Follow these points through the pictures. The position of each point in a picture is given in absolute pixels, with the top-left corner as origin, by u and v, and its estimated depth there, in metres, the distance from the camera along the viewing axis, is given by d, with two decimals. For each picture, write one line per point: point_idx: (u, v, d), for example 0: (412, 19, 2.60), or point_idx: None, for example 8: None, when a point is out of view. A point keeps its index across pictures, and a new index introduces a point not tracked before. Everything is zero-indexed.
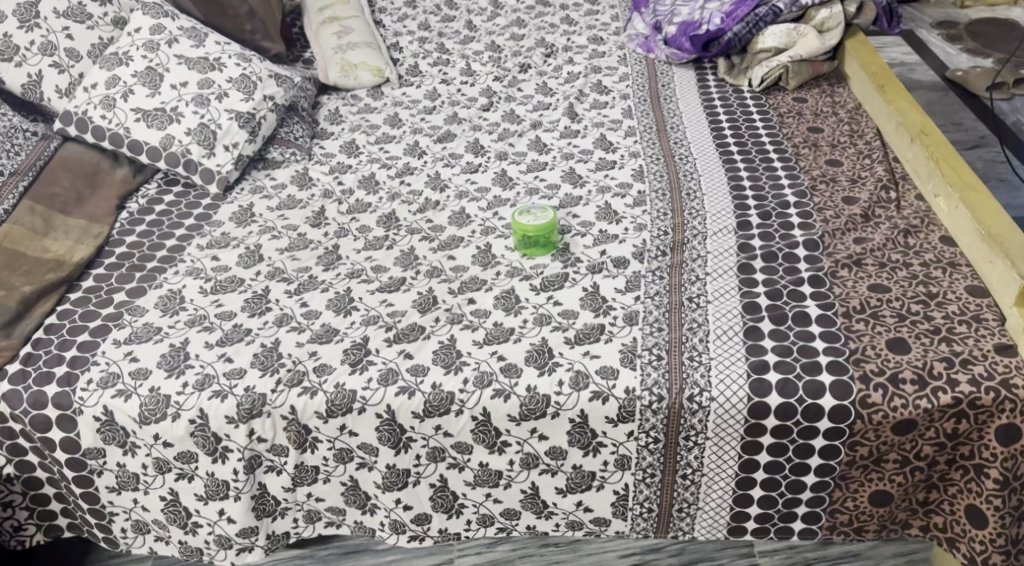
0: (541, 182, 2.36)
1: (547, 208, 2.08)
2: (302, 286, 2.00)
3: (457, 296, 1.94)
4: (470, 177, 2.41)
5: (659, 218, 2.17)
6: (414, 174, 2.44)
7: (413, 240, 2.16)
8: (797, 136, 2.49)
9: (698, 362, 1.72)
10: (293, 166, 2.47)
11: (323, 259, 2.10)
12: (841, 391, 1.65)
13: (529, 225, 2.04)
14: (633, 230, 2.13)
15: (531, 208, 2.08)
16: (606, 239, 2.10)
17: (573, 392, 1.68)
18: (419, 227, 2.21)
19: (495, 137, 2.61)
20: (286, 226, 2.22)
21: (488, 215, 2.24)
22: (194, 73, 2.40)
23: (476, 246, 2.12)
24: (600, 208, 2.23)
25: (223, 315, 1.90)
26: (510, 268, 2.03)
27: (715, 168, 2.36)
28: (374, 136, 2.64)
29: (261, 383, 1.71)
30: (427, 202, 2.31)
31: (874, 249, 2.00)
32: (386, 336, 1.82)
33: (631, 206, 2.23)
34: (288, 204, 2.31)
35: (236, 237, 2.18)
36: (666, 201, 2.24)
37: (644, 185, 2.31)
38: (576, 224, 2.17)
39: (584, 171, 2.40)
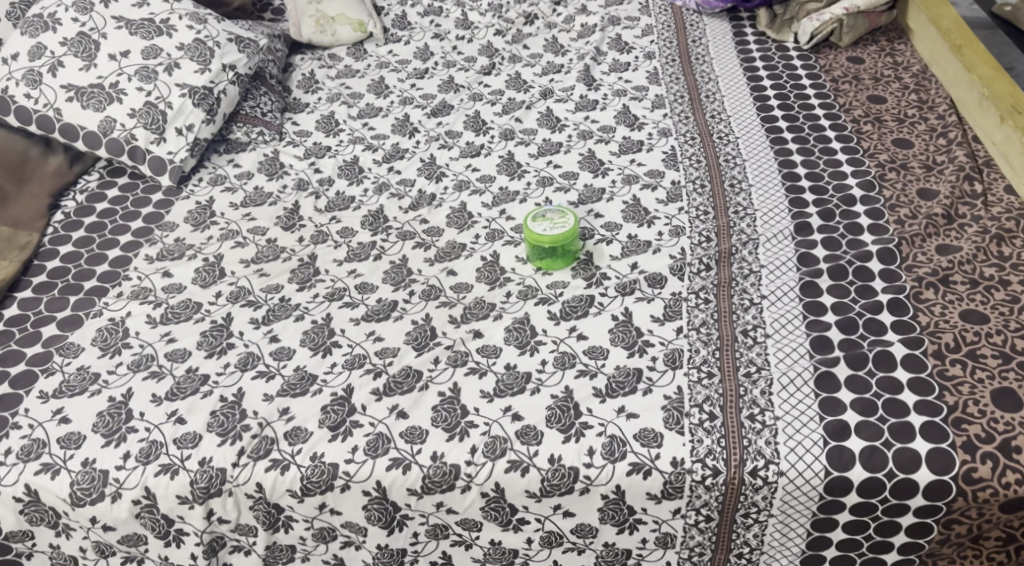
0: (555, 169, 1.99)
1: (567, 213, 1.73)
2: (272, 313, 1.65)
3: (460, 328, 1.60)
4: (470, 162, 2.05)
5: (699, 218, 1.81)
6: (405, 158, 2.08)
7: (406, 246, 1.81)
8: (856, 108, 2.11)
9: (762, 424, 1.39)
10: (261, 149, 2.10)
11: (297, 275, 1.75)
12: (940, 463, 1.34)
13: (546, 233, 1.69)
14: (669, 234, 1.78)
15: (549, 212, 1.73)
16: (636, 249, 1.75)
17: (607, 464, 1.36)
18: (412, 231, 1.86)
19: (499, 108, 2.22)
20: (253, 230, 1.86)
21: (494, 215, 1.88)
22: (138, 39, 1.99)
23: (480, 256, 1.77)
24: (628, 205, 1.87)
25: (176, 355, 1.56)
26: (523, 287, 1.69)
27: (762, 151, 1.99)
28: (357, 109, 2.26)
29: (220, 454, 1.38)
30: (421, 198, 1.95)
31: (963, 262, 1.66)
32: (374, 386, 1.48)
33: (665, 203, 1.86)
34: (255, 199, 1.95)
35: (193, 245, 1.82)
36: (707, 195, 1.88)
37: (678, 174, 1.94)
38: (600, 227, 1.81)
39: (606, 154, 2.03)
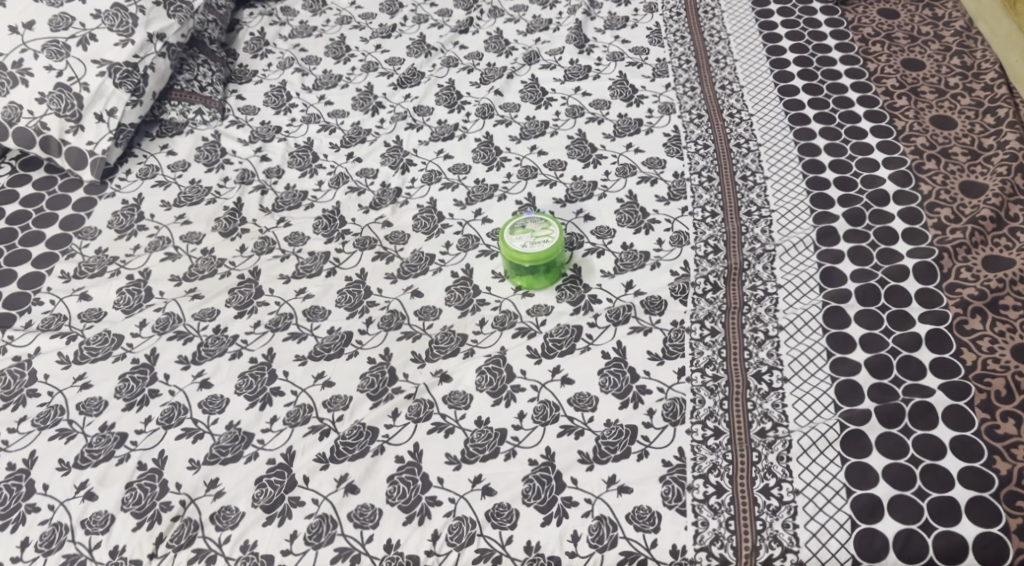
0: (539, 157, 1.72)
1: (550, 222, 1.47)
2: (204, 348, 1.41)
3: (424, 370, 1.36)
4: (442, 148, 1.77)
5: (705, 222, 1.55)
6: (366, 141, 1.80)
7: (365, 257, 1.56)
8: (888, 76, 1.82)
9: (778, 502, 1.17)
10: (199, 131, 1.82)
11: (236, 296, 1.50)
12: (991, 552, 1.13)
13: (524, 250, 1.43)
14: (669, 243, 1.52)
15: (530, 222, 1.47)
16: (632, 263, 1.49)
17: (595, 553, 1.15)
18: (373, 237, 1.59)
19: (476, 77, 1.93)
20: (187, 238, 1.61)
21: (468, 216, 1.62)
22: (44, 7, 1.69)
23: (450, 271, 1.51)
24: (622, 205, 1.60)
25: (89, 407, 1.34)
26: (499, 314, 1.44)
27: (779, 133, 1.71)
28: (312, 78, 1.96)
29: (135, 542, 1.18)
30: (384, 194, 1.68)
31: (1016, 281, 1.41)
32: (320, 450, 1.25)
33: (666, 202, 1.60)
34: (192, 196, 1.69)
35: (116, 258, 1.58)
36: (715, 191, 1.61)
37: (681, 164, 1.67)
38: (590, 233, 1.56)
39: (599, 138, 1.75)
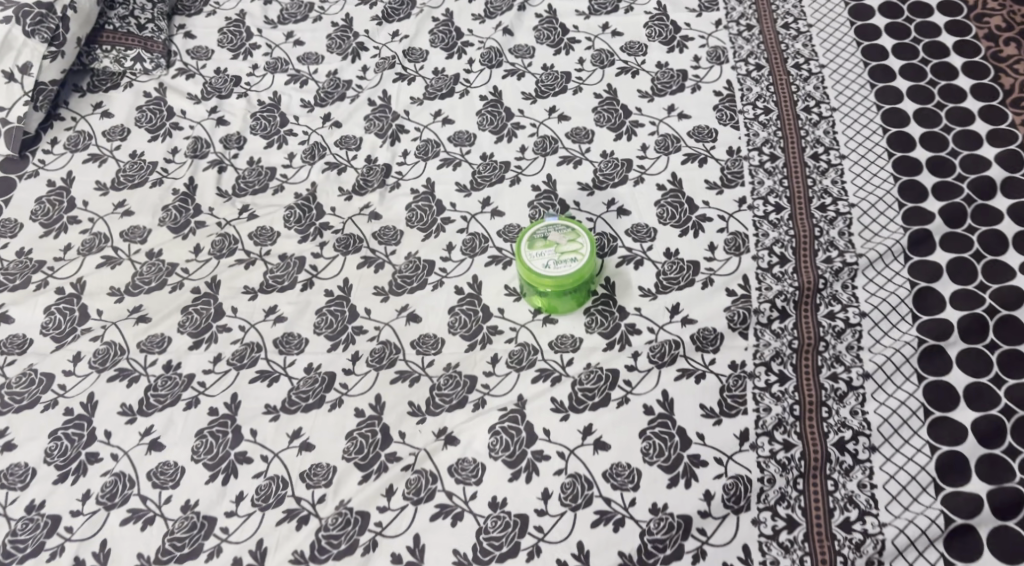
0: (559, 125, 1.39)
1: (578, 231, 1.17)
2: (152, 394, 1.15)
3: (425, 429, 1.10)
4: (439, 109, 1.44)
5: (768, 221, 1.26)
6: (346, 99, 1.46)
7: (349, 264, 1.27)
8: (995, 9, 1.45)
9: None
10: (140, 83, 1.48)
11: (190, 318, 1.22)
12: None
13: (547, 272, 1.15)
14: (724, 250, 1.23)
15: (554, 230, 1.18)
16: (679, 277, 1.21)
17: None
18: (358, 235, 1.30)
19: (480, 7, 1.55)
20: (129, 235, 1.31)
21: (474, 207, 1.31)
22: None
23: (454, 286, 1.23)
24: (664, 194, 1.30)
25: (13, 476, 1.09)
26: (515, 348, 1.17)
27: (857, 93, 1.38)
28: (277, 7, 1.58)
29: None
30: (369, 173, 1.37)
31: None
32: (298, 545, 1.02)
33: (718, 190, 1.30)
34: (133, 176, 1.37)
35: (42, 262, 1.28)
36: (779, 176, 1.30)
37: (737, 136, 1.35)
38: (625, 233, 1.26)
39: (633, 97, 1.42)
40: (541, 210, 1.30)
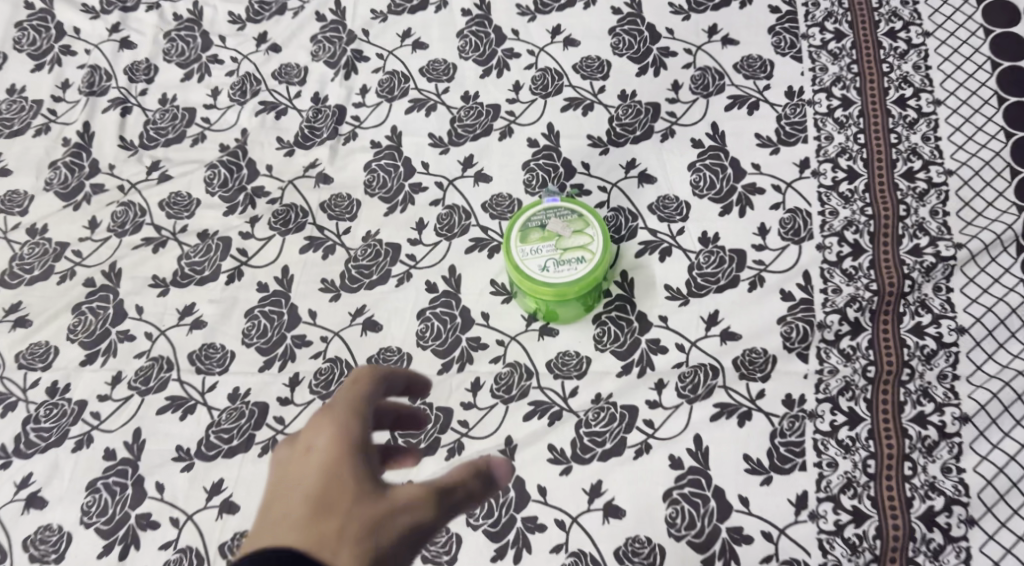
0: (565, 52, 1.05)
1: (587, 217, 0.89)
2: (32, 428, 0.90)
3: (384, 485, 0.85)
4: (407, 27, 1.08)
5: (837, 193, 0.95)
6: (285, 10, 1.10)
7: (289, 247, 0.97)
8: None
9: None
10: None
11: (82, 321, 0.95)
12: None
13: (545, 274, 0.87)
14: (778, 234, 0.94)
15: (554, 216, 0.90)
16: (717, 273, 0.92)
17: None
18: (301, 205, 0.99)
19: None
20: (6, 204, 1.02)
21: (451, 168, 1.00)
22: None
23: (425, 281, 0.94)
24: (701, 154, 0.98)
25: None
26: (503, 370, 0.90)
27: (958, 9, 1.01)
28: None
29: None
30: (316, 118, 1.04)
31: None
32: None
33: (772, 149, 0.98)
34: (12, 121, 1.07)
35: None
36: (852, 130, 0.98)
37: (799, 71, 1.01)
38: (648, 209, 0.96)
39: (664, 14, 1.05)
40: (540, 175, 0.99)
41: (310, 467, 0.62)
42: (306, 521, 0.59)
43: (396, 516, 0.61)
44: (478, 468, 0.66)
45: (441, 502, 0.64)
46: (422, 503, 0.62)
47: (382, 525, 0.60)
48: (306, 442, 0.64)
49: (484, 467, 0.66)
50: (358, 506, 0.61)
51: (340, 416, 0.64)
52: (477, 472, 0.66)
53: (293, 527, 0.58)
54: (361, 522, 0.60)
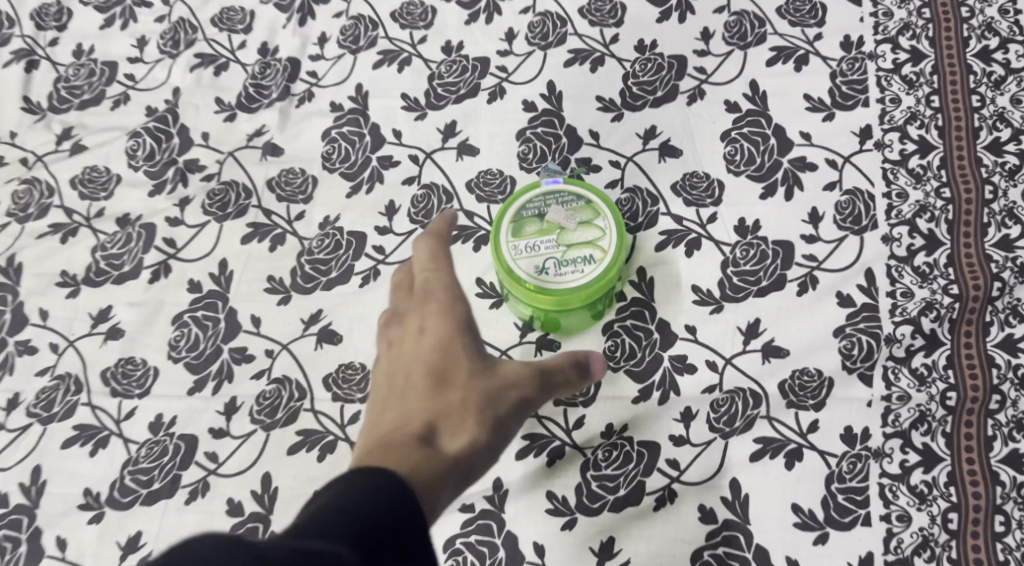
0: None
1: (596, 204, 0.72)
2: None
3: None
4: None
5: (906, 169, 0.76)
6: None
7: (228, 235, 0.79)
8: None
9: None
10: None
11: None
12: None
13: (543, 277, 0.70)
14: (835, 222, 0.75)
15: (555, 202, 0.72)
16: (758, 271, 0.74)
17: None
18: (244, 184, 0.81)
19: None
20: None
21: (429, 137, 0.81)
22: None
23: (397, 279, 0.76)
24: (738, 120, 0.80)
25: None
26: None
27: None
28: None
29: None
30: (263, 73, 0.85)
31: None
32: None
33: (826, 114, 0.79)
34: None
35: None
36: (924, 91, 0.78)
37: (857, 16, 0.81)
38: (672, 190, 0.78)
39: None
40: (537, 147, 0.80)
41: (423, 346, 0.65)
42: (423, 417, 0.60)
43: (506, 393, 0.64)
44: (576, 358, 0.67)
45: (544, 380, 0.66)
46: (527, 380, 0.65)
47: (497, 398, 0.63)
48: (416, 321, 0.66)
49: (582, 358, 0.68)
50: (476, 380, 0.63)
51: (444, 297, 0.66)
52: (575, 363, 0.67)
53: (413, 410, 0.61)
54: (477, 398, 0.62)
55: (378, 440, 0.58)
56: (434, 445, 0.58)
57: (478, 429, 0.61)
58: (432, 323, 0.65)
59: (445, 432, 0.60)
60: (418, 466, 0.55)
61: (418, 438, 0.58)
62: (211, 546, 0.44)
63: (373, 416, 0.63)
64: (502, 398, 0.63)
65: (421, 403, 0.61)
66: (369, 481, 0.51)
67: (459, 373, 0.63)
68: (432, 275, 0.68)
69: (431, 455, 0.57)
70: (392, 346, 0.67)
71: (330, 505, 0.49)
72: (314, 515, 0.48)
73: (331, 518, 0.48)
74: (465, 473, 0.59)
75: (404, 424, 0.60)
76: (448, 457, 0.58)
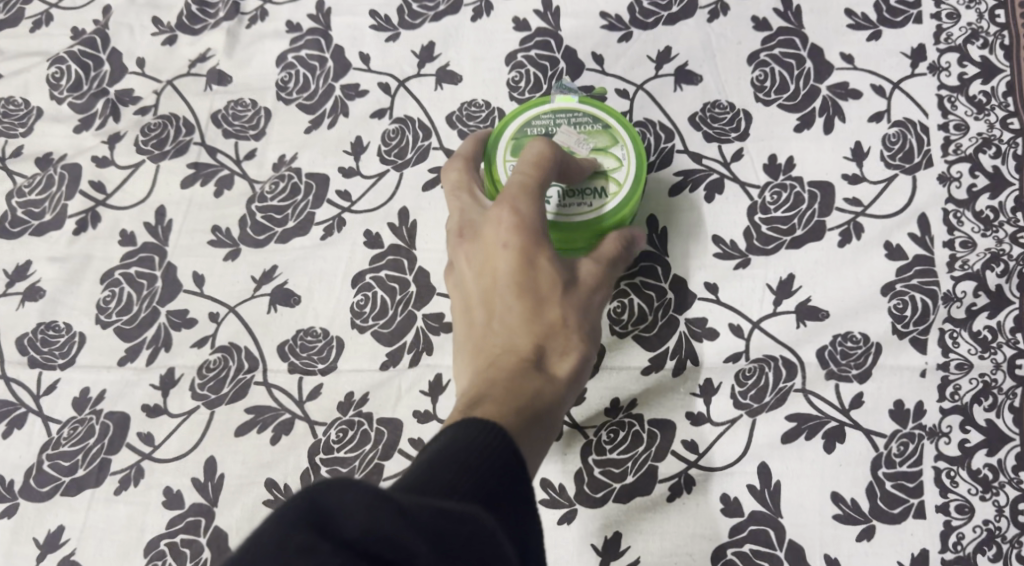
0: None
1: (614, 129, 0.61)
2: None
3: None
4: None
5: (967, 97, 0.64)
6: None
7: (166, 178, 0.67)
8: None
9: None
10: None
11: None
12: None
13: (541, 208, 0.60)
14: (881, 160, 0.64)
15: (566, 122, 0.62)
16: (791, 218, 0.63)
17: None
18: (184, 118, 0.69)
19: None
20: None
21: (402, 61, 0.69)
22: None
23: (364, 229, 0.64)
24: (766, 39, 0.67)
25: None
26: None
27: None
28: None
29: None
30: None
31: None
32: None
33: (870, 31, 0.67)
34: None
35: None
36: (987, 4, 0.66)
37: None
38: (689, 122, 0.66)
39: None
40: (530, 73, 0.68)
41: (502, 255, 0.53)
42: (523, 341, 0.52)
43: (595, 298, 0.55)
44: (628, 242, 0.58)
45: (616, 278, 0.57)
46: (606, 278, 0.56)
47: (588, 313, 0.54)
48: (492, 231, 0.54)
49: (631, 242, 0.59)
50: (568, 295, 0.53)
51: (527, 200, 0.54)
52: (626, 240, 0.59)
53: (511, 330, 0.52)
54: (575, 309, 0.53)
55: (481, 378, 0.51)
56: (539, 373, 0.51)
57: (581, 345, 0.53)
58: (510, 228, 0.53)
59: (552, 355, 0.52)
60: (525, 407, 0.49)
61: (522, 369, 0.51)
62: (358, 490, 0.37)
63: (463, 333, 0.55)
64: (592, 302, 0.55)
65: (514, 319, 0.52)
66: (488, 429, 0.44)
67: (554, 283, 0.53)
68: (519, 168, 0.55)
69: (537, 392, 0.50)
70: (465, 243, 0.56)
71: (452, 465, 0.42)
72: (433, 475, 0.42)
73: (450, 479, 0.41)
74: (573, 392, 0.52)
75: (503, 349, 0.52)
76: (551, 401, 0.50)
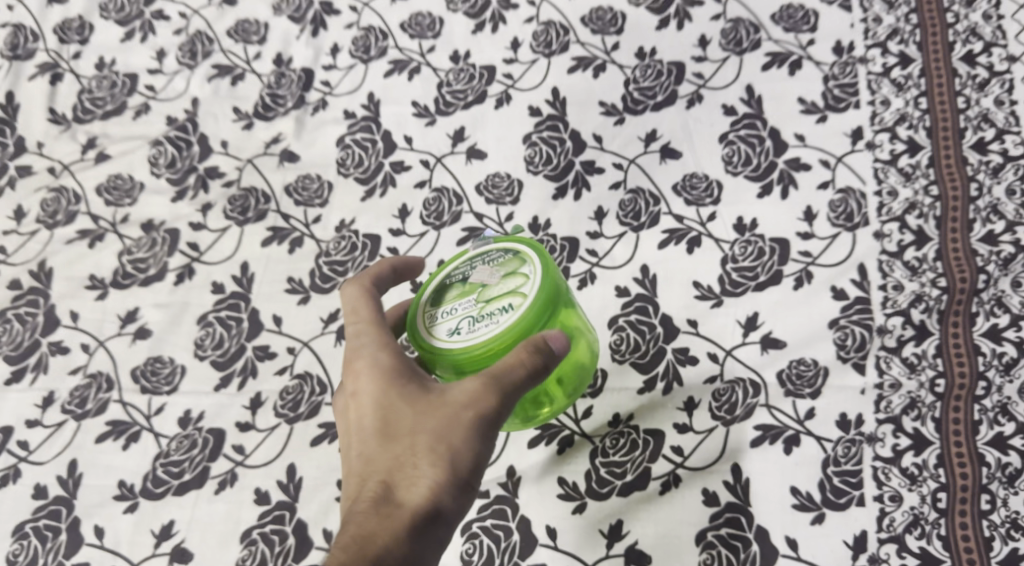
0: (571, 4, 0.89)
1: (522, 254, 0.69)
2: None
3: None
4: None
5: (896, 168, 0.79)
6: None
7: (249, 239, 0.83)
8: None
9: None
10: None
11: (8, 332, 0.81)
12: None
13: (458, 336, 0.66)
14: (828, 220, 0.79)
15: (481, 263, 0.70)
16: (756, 267, 0.78)
17: None
18: (262, 190, 0.84)
19: None
20: None
21: (439, 142, 0.85)
22: None
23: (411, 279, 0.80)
24: (734, 123, 0.83)
25: None
26: None
27: None
28: None
29: None
30: (279, 84, 0.89)
31: None
32: None
33: (818, 115, 0.83)
34: None
35: None
36: (911, 94, 0.81)
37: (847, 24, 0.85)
38: (673, 190, 0.81)
39: None
40: (543, 151, 0.84)
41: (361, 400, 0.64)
42: (379, 473, 0.61)
43: (465, 414, 0.61)
44: (537, 346, 0.62)
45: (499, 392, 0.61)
46: (487, 392, 0.61)
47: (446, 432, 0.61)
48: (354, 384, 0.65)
49: (543, 344, 0.62)
50: (418, 423, 0.62)
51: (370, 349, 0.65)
52: (536, 347, 0.62)
53: (369, 463, 0.62)
54: (426, 433, 0.61)
55: (345, 509, 0.61)
56: (386, 504, 0.60)
57: (430, 468, 0.61)
58: (360, 377, 0.65)
59: (401, 486, 0.61)
60: (367, 535, 0.58)
61: (368, 501, 0.60)
62: None
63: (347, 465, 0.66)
64: (454, 418, 0.61)
65: (373, 453, 0.62)
66: None
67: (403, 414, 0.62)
68: (351, 325, 0.67)
69: (374, 530, 0.58)
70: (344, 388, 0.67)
71: None
72: None
73: None
74: (427, 518, 0.59)
75: (360, 483, 0.62)
76: (394, 528, 0.58)
